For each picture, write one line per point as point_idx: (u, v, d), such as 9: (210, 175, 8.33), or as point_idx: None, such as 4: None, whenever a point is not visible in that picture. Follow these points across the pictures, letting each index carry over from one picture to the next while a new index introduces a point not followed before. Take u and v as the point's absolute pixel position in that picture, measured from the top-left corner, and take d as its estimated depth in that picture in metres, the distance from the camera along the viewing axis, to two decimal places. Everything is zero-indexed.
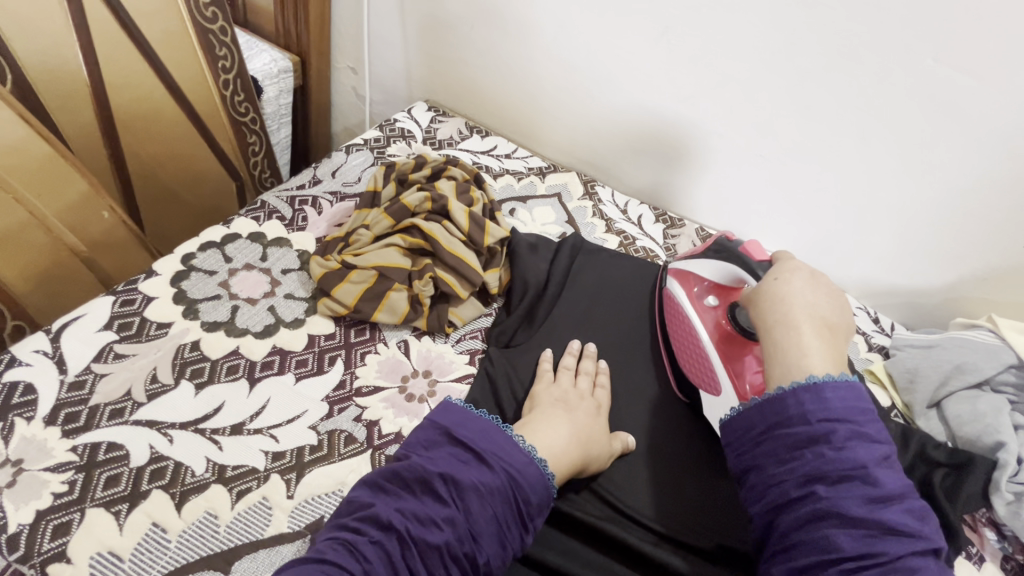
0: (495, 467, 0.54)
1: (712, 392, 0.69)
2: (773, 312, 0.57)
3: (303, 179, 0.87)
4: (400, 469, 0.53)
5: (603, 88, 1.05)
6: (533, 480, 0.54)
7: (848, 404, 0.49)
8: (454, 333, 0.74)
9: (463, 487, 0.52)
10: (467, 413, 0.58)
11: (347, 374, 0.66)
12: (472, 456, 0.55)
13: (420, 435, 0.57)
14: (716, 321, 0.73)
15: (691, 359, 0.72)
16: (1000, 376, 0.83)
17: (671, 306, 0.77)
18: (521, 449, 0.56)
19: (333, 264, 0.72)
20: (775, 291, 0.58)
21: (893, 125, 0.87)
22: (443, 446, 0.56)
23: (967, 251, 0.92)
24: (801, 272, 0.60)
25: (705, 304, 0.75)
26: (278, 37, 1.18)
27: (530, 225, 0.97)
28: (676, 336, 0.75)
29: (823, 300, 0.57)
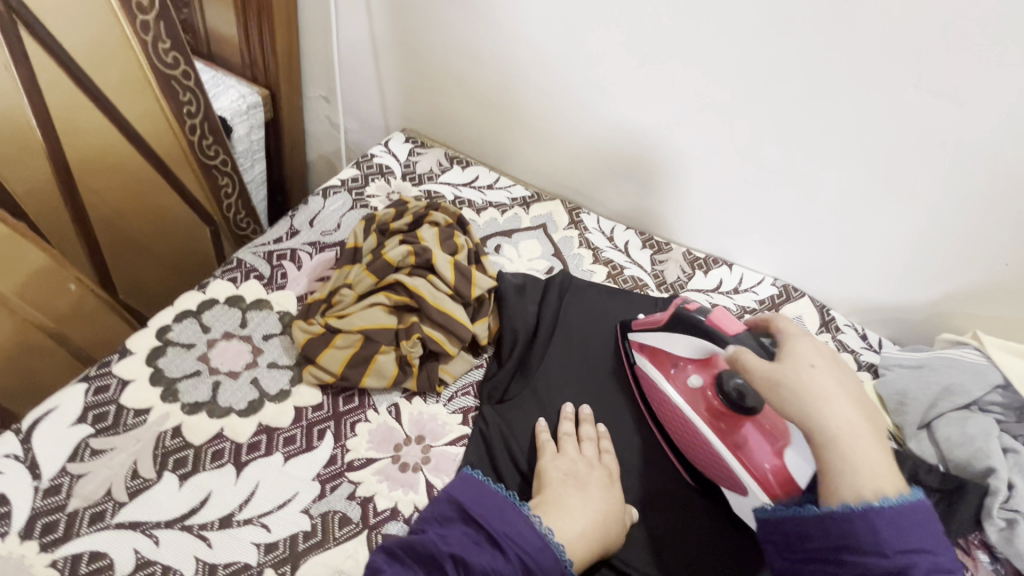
0: (510, 553, 0.52)
1: (735, 487, 0.66)
2: (823, 414, 0.55)
3: (280, 231, 0.85)
4: (415, 543, 0.52)
5: (584, 116, 1.03)
6: (548, 568, 0.53)
7: (920, 528, 0.48)
8: (446, 391, 0.72)
9: (473, 569, 0.50)
10: (484, 488, 0.58)
11: (338, 448, 0.64)
12: (485, 537, 0.54)
13: (434, 509, 0.56)
14: (705, 400, 0.71)
15: (694, 446, 0.70)
16: (987, 397, 0.84)
17: (654, 389, 0.74)
18: (537, 532, 0.55)
19: (317, 329, 0.69)
20: (819, 388, 0.56)
21: (877, 149, 0.87)
22: (457, 525, 0.54)
23: (952, 268, 0.93)
24: (823, 357, 0.60)
25: (687, 383, 0.73)
26: (245, 70, 1.13)
27: (516, 262, 0.95)
28: (669, 422, 0.72)
29: (855, 393, 0.57)
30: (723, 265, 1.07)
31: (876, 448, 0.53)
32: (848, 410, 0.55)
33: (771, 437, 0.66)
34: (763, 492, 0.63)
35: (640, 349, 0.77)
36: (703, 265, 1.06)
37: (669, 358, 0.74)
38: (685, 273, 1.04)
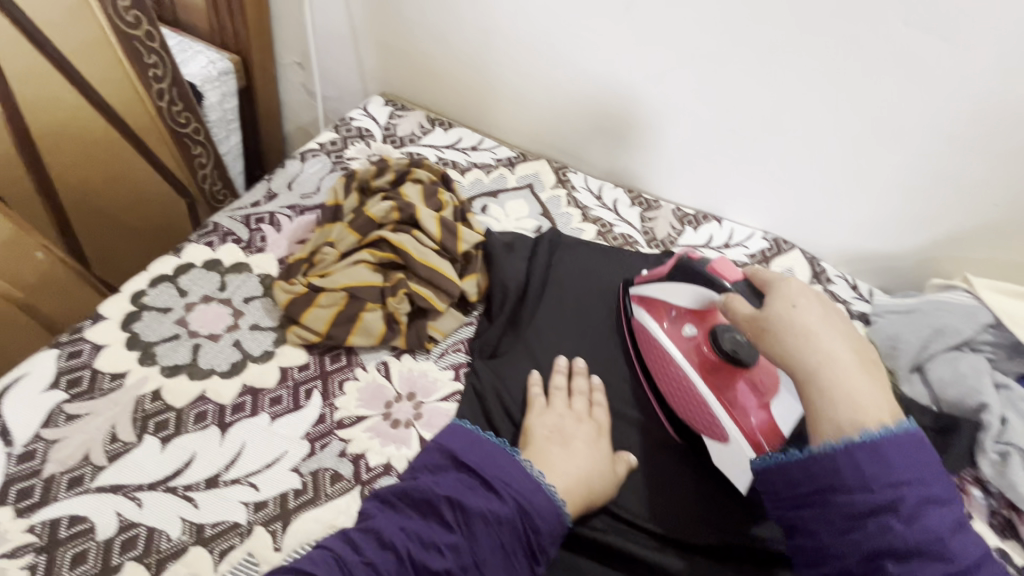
0: (504, 495, 0.53)
1: (718, 437, 0.65)
2: (807, 351, 0.50)
3: (257, 195, 0.81)
4: (409, 489, 0.52)
5: (567, 71, 1.00)
6: (543, 508, 0.53)
7: (908, 457, 0.45)
8: (436, 348, 0.71)
9: (470, 514, 0.50)
10: (474, 436, 0.57)
11: (326, 407, 0.62)
12: (479, 481, 0.54)
13: (425, 458, 0.56)
14: (699, 352, 0.70)
15: (681, 396, 0.69)
16: (979, 337, 0.84)
17: (648, 340, 0.73)
18: (529, 475, 0.55)
19: (299, 288, 0.67)
20: (801, 326, 0.52)
21: (866, 90, 0.85)
22: (449, 471, 0.55)
23: (944, 212, 0.92)
24: (809, 295, 0.55)
25: (682, 334, 0.72)
26: (213, 36, 1.08)
27: (504, 222, 0.92)
28: (659, 374, 0.71)
29: (841, 330, 0.53)
30: (713, 220, 1.06)
31: (866, 379, 0.49)
32: (835, 345, 0.51)
33: (760, 392, 0.66)
34: (747, 442, 0.63)
35: (637, 299, 0.75)
36: (693, 221, 1.05)
37: (664, 307, 0.73)
38: (675, 229, 1.03)
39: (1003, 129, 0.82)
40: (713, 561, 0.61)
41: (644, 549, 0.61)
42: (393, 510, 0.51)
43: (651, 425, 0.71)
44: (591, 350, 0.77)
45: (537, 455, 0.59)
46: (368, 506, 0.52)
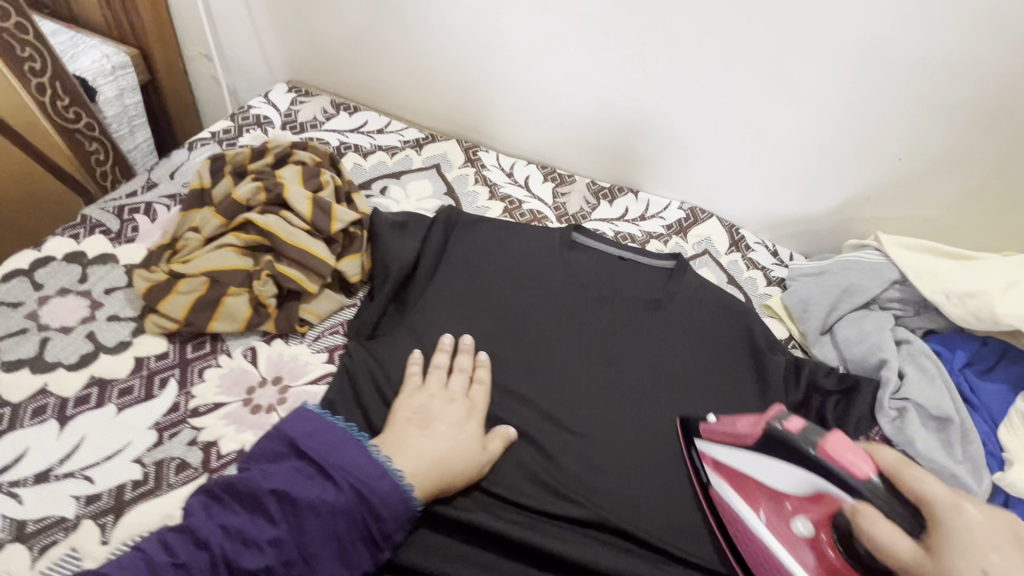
0: (340, 483, 0.51)
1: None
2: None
3: (136, 185, 0.79)
4: (236, 482, 0.51)
5: (469, 48, 0.98)
6: (386, 495, 0.52)
7: None
8: (311, 332, 0.69)
9: (298, 506, 0.49)
10: (320, 423, 0.55)
11: (181, 396, 0.59)
12: (317, 470, 0.52)
13: (265, 446, 0.54)
14: (819, 556, 0.52)
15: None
16: (887, 294, 0.82)
17: (735, 522, 0.58)
18: (376, 462, 0.54)
19: (160, 276, 0.64)
20: None
21: (756, 49, 0.84)
22: (288, 459, 0.53)
23: (855, 170, 0.90)
24: (994, 551, 0.42)
25: (791, 530, 0.54)
26: (110, 30, 1.06)
27: (404, 203, 0.90)
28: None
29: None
30: (629, 193, 1.04)
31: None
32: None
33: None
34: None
35: (715, 465, 0.61)
36: (608, 194, 1.03)
37: (760, 491, 0.57)
38: (589, 203, 1.01)
39: (901, 78, 0.80)
40: (585, 538, 0.60)
41: (498, 519, 0.58)
42: (217, 501, 0.50)
43: (536, 398, 0.69)
44: (482, 328, 0.74)
45: (394, 437, 0.58)
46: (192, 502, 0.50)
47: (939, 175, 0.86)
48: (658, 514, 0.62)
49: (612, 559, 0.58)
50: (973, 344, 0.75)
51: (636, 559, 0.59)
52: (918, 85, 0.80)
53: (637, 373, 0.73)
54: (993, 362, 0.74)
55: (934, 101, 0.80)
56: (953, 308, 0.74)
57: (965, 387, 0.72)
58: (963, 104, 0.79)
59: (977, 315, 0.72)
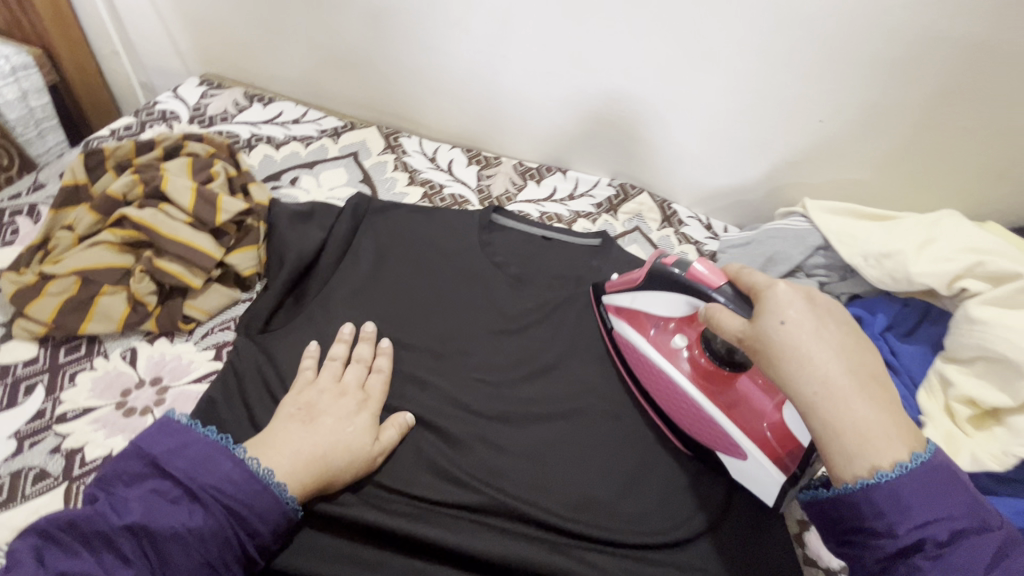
0: (210, 505, 0.47)
1: (734, 453, 0.58)
2: (823, 410, 0.44)
3: (21, 187, 0.75)
4: (78, 520, 0.44)
5: (378, 29, 0.95)
6: (264, 510, 0.49)
7: (926, 492, 0.42)
8: (199, 329, 0.65)
9: (159, 537, 0.45)
10: (188, 437, 0.50)
11: (48, 402, 0.56)
12: (183, 491, 0.47)
13: (119, 468, 0.48)
14: (693, 360, 0.62)
15: (687, 415, 0.61)
16: (811, 261, 0.79)
17: (631, 350, 0.66)
18: (253, 476, 0.49)
19: (29, 278, 0.61)
20: (797, 350, 0.45)
21: (662, 14, 0.80)
22: (148, 481, 0.48)
23: (780, 135, 0.87)
24: (800, 302, 0.47)
25: (671, 346, 0.64)
26: (10, 29, 1.02)
27: (315, 193, 0.87)
28: (660, 396, 0.63)
29: (842, 341, 0.46)
30: (557, 172, 1.02)
31: (874, 407, 0.43)
32: (835, 367, 0.44)
33: (764, 391, 0.59)
34: (766, 455, 0.56)
35: (615, 310, 0.68)
36: (536, 174, 1.00)
37: (649, 319, 0.66)
38: (515, 185, 0.98)
39: (809, 38, 0.76)
40: (480, 526, 0.57)
41: (384, 514, 0.55)
42: (52, 542, 0.44)
43: (440, 384, 0.66)
44: (387, 317, 0.71)
45: (270, 434, 0.54)
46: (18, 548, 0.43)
47: (866, 136, 0.83)
48: (563, 494, 0.59)
49: (507, 548, 0.55)
50: (893, 307, 0.73)
51: (537, 546, 0.56)
52: (830, 43, 0.76)
53: (549, 352, 0.70)
54: (914, 323, 0.72)
55: (855, 54, 0.76)
56: (871, 270, 0.72)
57: (886, 350, 0.70)
58: (880, 58, 0.75)
59: (893, 276, 0.70)
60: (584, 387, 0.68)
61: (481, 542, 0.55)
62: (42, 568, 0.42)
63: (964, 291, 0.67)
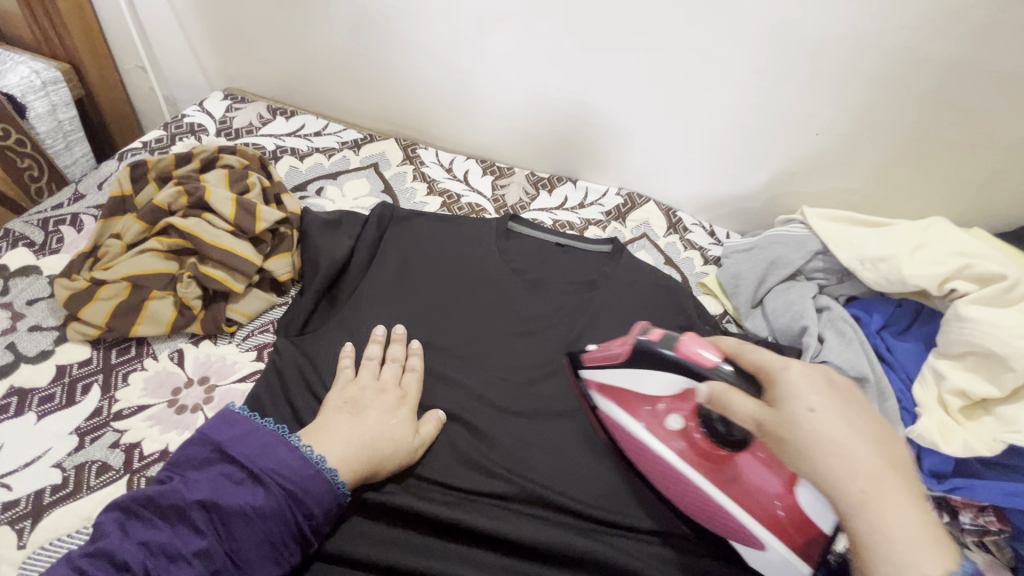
0: (271, 486, 0.52)
1: (750, 541, 0.56)
2: (865, 509, 0.42)
3: (62, 197, 0.78)
4: (155, 496, 0.50)
5: (397, 46, 0.99)
6: (318, 493, 0.53)
7: None
8: (240, 331, 0.69)
9: (226, 513, 0.49)
10: (249, 425, 0.56)
11: (105, 400, 0.60)
12: (246, 475, 0.52)
13: (189, 453, 0.53)
14: (689, 441, 0.59)
15: (693, 502, 0.59)
16: (811, 265, 0.84)
17: (623, 435, 0.63)
18: (307, 462, 0.54)
19: (80, 284, 0.65)
20: (825, 435, 0.45)
21: (669, 33, 0.85)
22: (214, 466, 0.53)
23: (780, 147, 0.92)
24: (823, 389, 0.47)
25: (665, 428, 0.61)
26: (39, 45, 1.05)
27: (340, 203, 0.91)
28: (662, 482, 0.61)
29: (871, 433, 0.45)
30: (568, 182, 1.06)
31: (913, 506, 0.42)
32: (867, 458, 0.44)
33: (770, 466, 0.55)
34: (782, 542, 0.54)
35: (599, 388, 0.65)
36: (547, 184, 1.05)
37: (637, 399, 0.62)
38: (528, 194, 1.03)
39: (808, 57, 0.81)
40: (511, 513, 0.61)
41: (426, 502, 0.60)
42: (134, 517, 0.49)
43: (468, 382, 0.70)
44: (415, 319, 0.75)
45: (319, 426, 0.58)
46: (105, 521, 0.49)
47: (863, 146, 0.88)
48: (586, 482, 0.64)
49: (535, 531, 0.59)
50: (889, 307, 0.78)
51: (567, 532, 0.60)
52: (828, 62, 0.81)
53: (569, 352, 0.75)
54: (907, 323, 0.77)
55: (851, 72, 0.81)
56: (867, 273, 0.77)
57: (881, 348, 0.75)
58: (876, 76, 0.81)
59: (888, 279, 0.75)
60: None
61: (514, 527, 0.59)
62: (127, 538, 0.48)
63: (954, 292, 0.72)
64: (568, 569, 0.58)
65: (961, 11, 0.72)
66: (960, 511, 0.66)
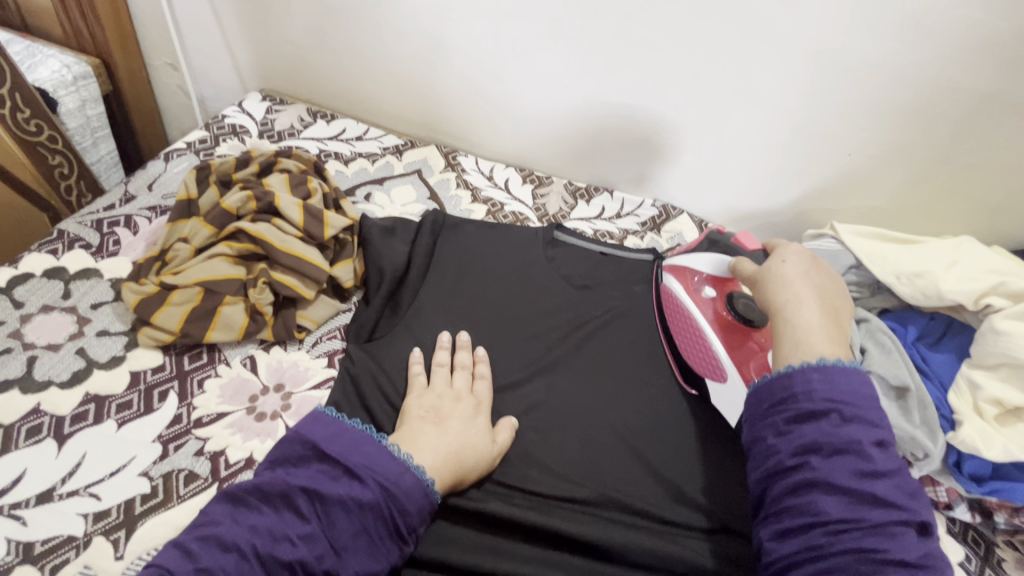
0: (366, 479, 0.51)
1: (717, 377, 0.70)
2: (787, 310, 0.55)
3: (113, 197, 0.76)
4: (262, 484, 0.50)
5: (443, 56, 0.99)
6: (410, 487, 0.53)
7: (855, 387, 0.48)
8: (309, 338, 0.69)
9: (327, 501, 0.50)
10: (338, 425, 0.55)
11: (183, 407, 0.59)
12: (343, 471, 0.52)
13: (286, 450, 0.54)
14: (716, 311, 0.73)
15: (696, 351, 0.72)
16: (845, 279, 0.88)
17: (670, 296, 0.77)
18: (397, 458, 0.54)
19: (150, 287, 0.64)
20: (782, 274, 0.58)
21: (716, 54, 0.87)
22: (312, 463, 0.53)
23: (813, 165, 0.95)
24: (799, 256, 0.61)
25: (703, 296, 0.74)
26: (69, 39, 1.03)
27: (388, 209, 0.92)
28: (681, 335, 0.74)
29: (820, 285, 0.58)
30: (604, 192, 1.07)
31: (826, 322, 0.54)
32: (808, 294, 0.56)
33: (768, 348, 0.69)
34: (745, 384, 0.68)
35: (669, 266, 0.79)
36: (586, 194, 1.06)
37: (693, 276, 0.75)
38: (567, 203, 1.04)
39: (850, 82, 0.84)
40: (590, 516, 0.62)
41: (512, 507, 0.61)
42: (241, 505, 0.50)
43: (533, 388, 0.71)
44: (476, 326, 0.75)
45: (406, 434, 0.59)
46: (215, 510, 0.49)
47: (888, 169, 0.91)
48: (658, 484, 0.65)
49: (615, 534, 0.60)
50: (922, 320, 0.83)
51: (647, 535, 0.61)
52: (871, 88, 0.84)
53: (629, 362, 0.75)
54: (940, 335, 0.82)
55: (888, 97, 0.84)
56: (904, 287, 0.82)
57: (918, 358, 0.80)
58: (911, 103, 0.83)
59: (925, 293, 0.80)
60: (669, 394, 0.73)
61: (596, 531, 0.60)
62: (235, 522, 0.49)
63: (989, 307, 0.77)
64: (648, 571, 0.59)
65: (995, 46, 0.75)
66: (995, 512, 0.71)
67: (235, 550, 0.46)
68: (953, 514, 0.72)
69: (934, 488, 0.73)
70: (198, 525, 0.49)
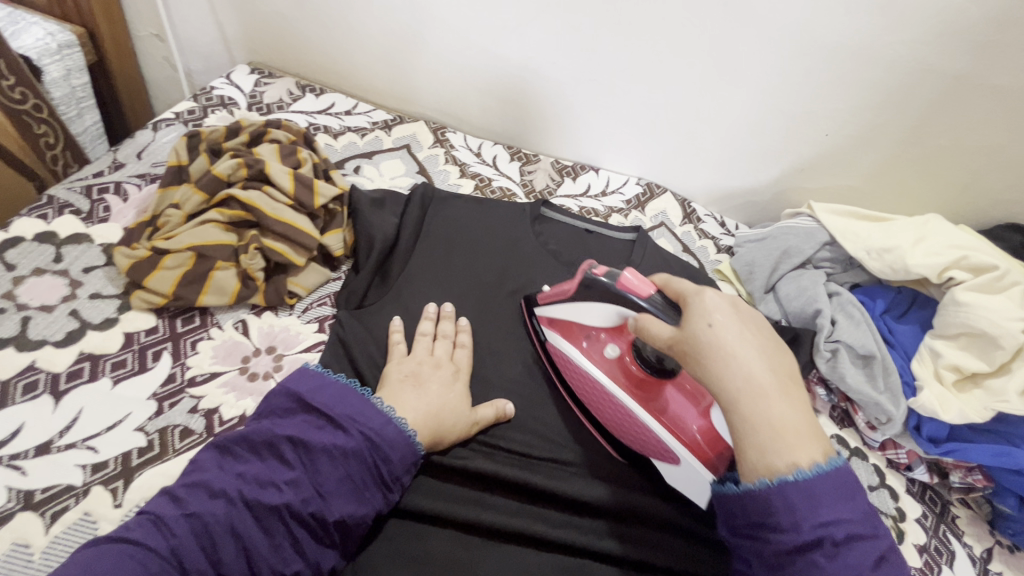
0: (349, 429, 0.54)
1: (667, 458, 0.62)
2: (744, 405, 0.45)
3: (102, 165, 0.77)
4: (249, 434, 0.53)
5: (428, 31, 0.99)
6: (392, 437, 0.56)
7: (838, 500, 0.44)
8: (300, 304, 0.71)
9: (312, 449, 0.52)
10: (325, 380, 0.58)
11: (177, 367, 0.61)
12: (327, 420, 0.55)
13: (274, 404, 0.56)
14: (624, 369, 0.67)
15: (622, 423, 0.65)
16: (819, 255, 0.91)
17: (567, 364, 0.69)
18: (379, 411, 0.57)
19: (142, 252, 0.65)
20: (723, 347, 0.47)
21: (700, 31, 0.88)
22: (297, 414, 0.55)
23: (789, 145, 0.98)
24: (727, 306, 0.50)
25: (603, 355, 0.69)
26: (52, 8, 1.02)
27: (378, 181, 0.94)
28: (598, 408, 0.67)
29: (762, 339, 0.48)
30: (591, 170, 1.09)
31: (790, 406, 0.46)
32: (758, 365, 0.47)
33: (692, 398, 0.64)
34: (695, 457, 0.60)
35: (549, 322, 0.71)
36: (572, 172, 1.08)
37: (582, 330, 0.70)
38: (554, 180, 1.06)
39: (825, 62, 0.86)
40: (573, 474, 0.65)
41: (493, 463, 0.64)
42: (228, 455, 0.52)
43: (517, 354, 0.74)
44: (462, 295, 0.76)
45: (389, 394, 0.61)
46: (204, 458, 0.51)
47: (862, 149, 0.95)
48: None
49: (593, 488, 0.64)
50: (890, 293, 0.87)
51: (623, 489, 0.64)
52: (846, 69, 0.86)
53: None
54: (906, 308, 0.86)
55: (863, 78, 0.86)
56: (873, 262, 0.85)
57: (885, 329, 0.84)
58: (884, 84, 0.86)
59: (892, 267, 0.84)
60: None
61: (573, 486, 0.63)
62: (224, 470, 0.51)
63: (952, 280, 0.81)
64: (624, 523, 0.63)
65: (964, 30, 0.79)
66: (950, 472, 0.76)
67: (223, 497, 0.48)
68: (911, 475, 0.77)
69: (895, 451, 0.78)
70: (188, 472, 0.51)
